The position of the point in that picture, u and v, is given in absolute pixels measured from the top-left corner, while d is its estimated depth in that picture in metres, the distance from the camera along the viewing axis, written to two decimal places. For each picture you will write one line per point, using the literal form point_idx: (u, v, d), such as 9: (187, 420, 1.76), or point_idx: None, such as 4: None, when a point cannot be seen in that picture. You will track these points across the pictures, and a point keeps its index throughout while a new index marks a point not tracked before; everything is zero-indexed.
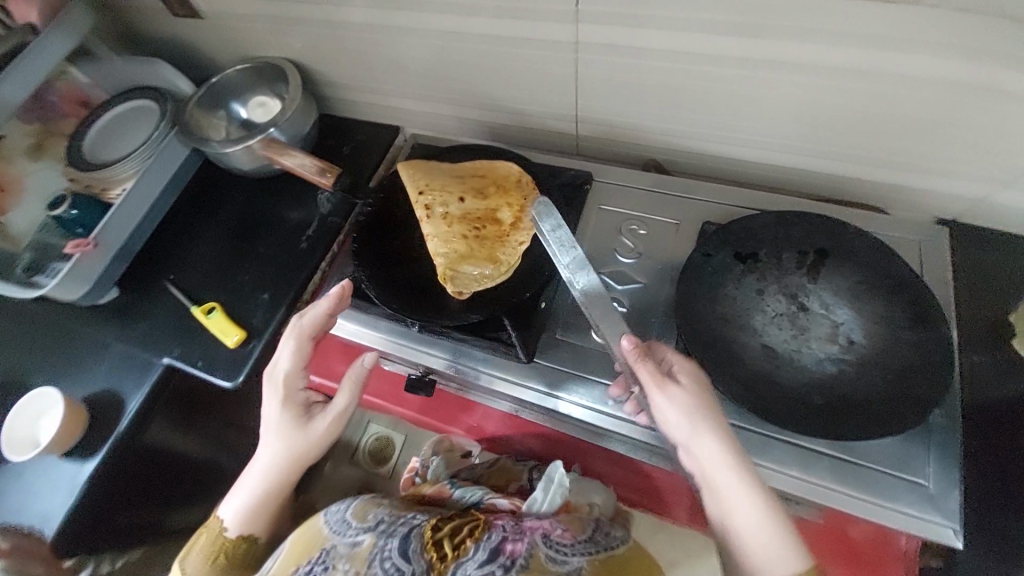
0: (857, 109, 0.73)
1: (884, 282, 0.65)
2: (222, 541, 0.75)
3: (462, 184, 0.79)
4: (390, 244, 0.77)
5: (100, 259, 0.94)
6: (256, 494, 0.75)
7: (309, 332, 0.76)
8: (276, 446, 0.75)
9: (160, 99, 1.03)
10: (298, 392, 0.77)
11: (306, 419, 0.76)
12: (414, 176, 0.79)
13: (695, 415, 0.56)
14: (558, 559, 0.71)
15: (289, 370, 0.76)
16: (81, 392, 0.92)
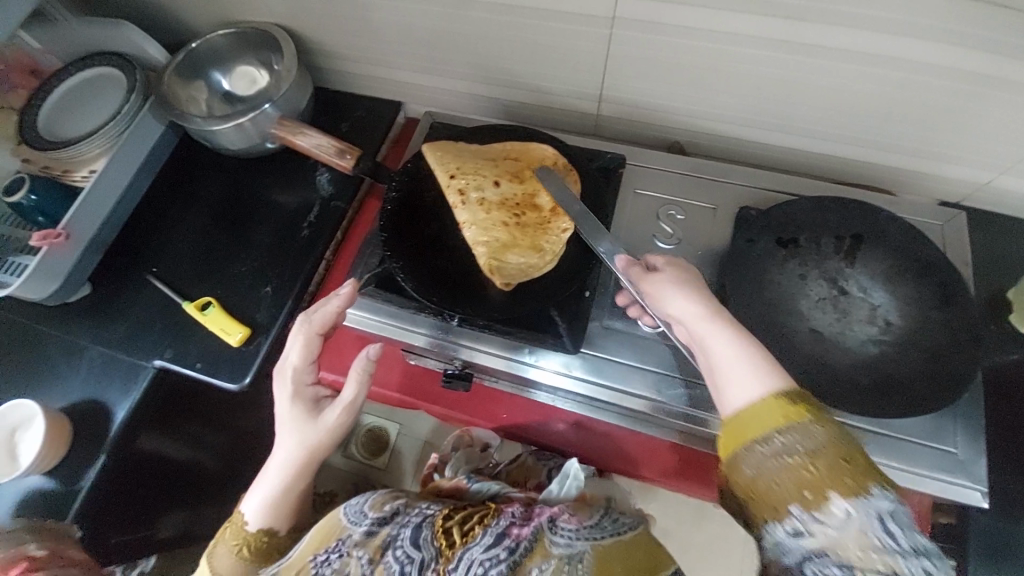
0: (885, 96, 0.74)
1: (914, 265, 0.67)
2: (246, 535, 0.68)
3: (494, 167, 0.77)
4: (422, 233, 0.73)
5: (71, 251, 0.83)
6: (270, 493, 0.67)
7: (320, 328, 0.69)
8: (287, 443, 0.67)
9: (129, 68, 0.91)
10: (307, 388, 0.70)
11: (319, 412, 0.69)
12: (443, 158, 0.76)
13: (679, 283, 0.58)
14: (559, 541, 0.64)
15: (297, 367, 0.69)
16: (59, 402, 0.82)
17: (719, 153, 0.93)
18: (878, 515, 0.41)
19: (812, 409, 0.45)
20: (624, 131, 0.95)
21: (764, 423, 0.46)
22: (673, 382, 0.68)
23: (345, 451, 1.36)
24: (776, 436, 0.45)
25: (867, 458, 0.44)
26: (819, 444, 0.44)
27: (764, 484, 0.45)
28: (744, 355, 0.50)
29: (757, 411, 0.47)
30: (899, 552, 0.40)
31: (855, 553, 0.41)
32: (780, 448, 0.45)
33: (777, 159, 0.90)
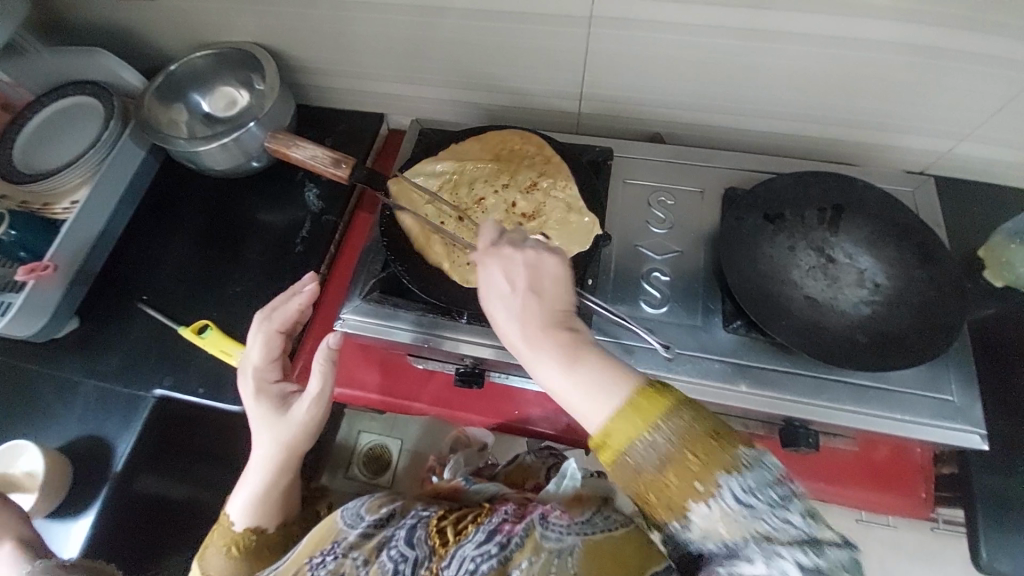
0: (848, 75, 0.79)
1: (893, 230, 0.71)
2: (230, 535, 0.67)
3: (524, 151, 0.77)
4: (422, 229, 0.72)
5: (57, 283, 0.81)
6: (251, 494, 0.67)
7: (280, 325, 0.71)
8: (259, 442, 0.67)
9: (104, 95, 0.90)
10: (271, 384, 0.69)
11: (287, 408, 0.67)
12: (482, 143, 0.79)
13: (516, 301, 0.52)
14: (551, 536, 0.63)
15: (259, 363, 0.69)
16: (54, 442, 0.79)
17: (699, 141, 0.96)
18: (732, 498, 0.43)
19: (653, 415, 0.46)
20: (606, 127, 0.98)
21: (620, 442, 0.46)
22: (686, 361, 0.69)
23: (346, 471, 1.35)
24: (628, 452, 0.46)
25: (715, 439, 0.44)
26: (666, 451, 0.45)
27: (641, 499, 0.47)
28: (579, 380, 0.48)
29: (607, 428, 0.47)
30: (759, 515, 0.42)
31: (727, 531, 0.43)
32: (636, 465, 0.46)
33: (754, 143, 0.94)
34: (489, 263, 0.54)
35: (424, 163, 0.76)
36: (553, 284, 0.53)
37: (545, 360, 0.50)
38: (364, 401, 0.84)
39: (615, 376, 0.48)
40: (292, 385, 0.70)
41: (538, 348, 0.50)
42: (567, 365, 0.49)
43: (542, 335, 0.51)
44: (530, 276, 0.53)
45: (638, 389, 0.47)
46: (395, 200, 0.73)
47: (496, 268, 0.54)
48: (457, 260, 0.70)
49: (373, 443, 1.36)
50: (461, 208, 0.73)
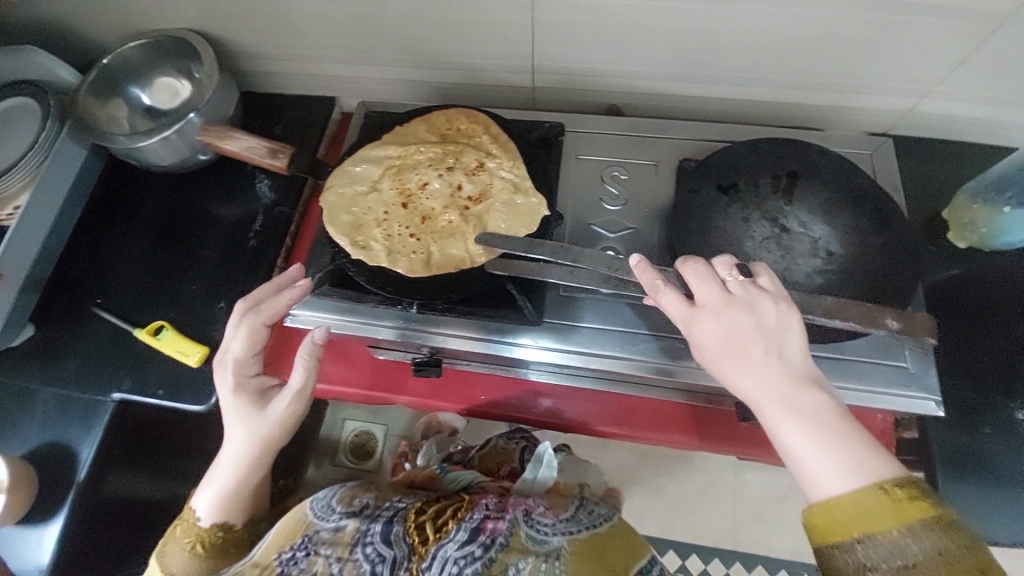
0: (805, 35, 0.75)
1: (848, 195, 0.70)
2: (195, 531, 0.65)
3: (470, 131, 0.75)
4: (365, 217, 0.70)
5: (5, 292, 0.79)
6: (223, 487, 0.65)
7: (267, 320, 0.66)
8: (235, 437, 0.65)
9: (39, 92, 0.86)
10: (250, 379, 0.67)
11: (265, 405, 0.66)
12: (428, 123, 0.76)
13: (739, 353, 0.51)
14: (537, 538, 0.66)
15: (240, 356, 0.66)
16: (17, 452, 0.78)
17: (660, 111, 0.93)
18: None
19: (911, 521, 0.43)
20: (561, 101, 0.95)
21: (853, 525, 0.45)
22: (640, 339, 0.69)
23: (333, 460, 1.36)
24: (863, 541, 0.44)
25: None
26: (912, 559, 0.43)
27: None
28: (828, 445, 0.47)
29: (839, 505, 0.45)
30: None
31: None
32: (866, 558, 0.44)
33: (714, 111, 0.92)
34: (708, 318, 0.52)
35: (369, 148, 0.74)
36: (787, 340, 0.52)
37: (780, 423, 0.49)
38: (328, 392, 0.83)
39: (865, 452, 0.47)
40: (271, 381, 0.68)
41: (778, 407, 0.49)
42: (811, 429, 0.48)
43: (781, 395, 0.49)
44: (757, 332, 0.51)
45: (901, 487, 0.45)
46: (338, 188, 0.71)
47: (713, 322, 0.52)
48: (397, 247, 0.68)
49: (358, 431, 1.37)
50: (406, 195, 0.72)
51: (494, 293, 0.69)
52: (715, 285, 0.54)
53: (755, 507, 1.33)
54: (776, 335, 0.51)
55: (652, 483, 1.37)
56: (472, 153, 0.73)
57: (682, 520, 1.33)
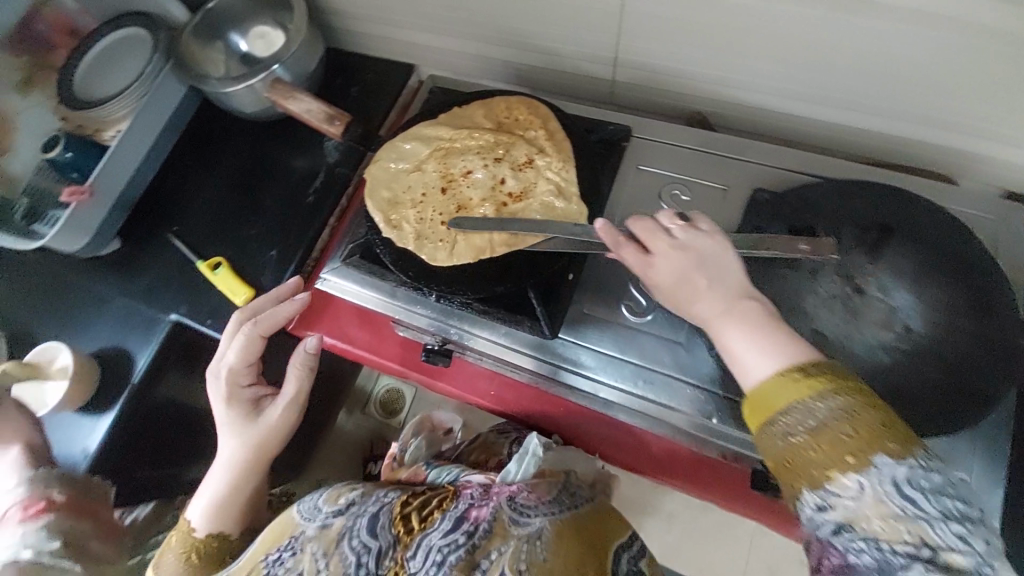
0: (949, 67, 0.62)
1: (948, 266, 0.58)
2: (192, 541, 0.71)
3: (527, 122, 0.71)
4: (403, 196, 0.70)
5: (98, 207, 0.88)
6: (216, 493, 0.71)
7: (263, 331, 0.73)
8: (227, 446, 0.72)
9: (154, 28, 0.94)
10: (243, 389, 0.73)
11: (260, 414, 0.72)
12: (487, 110, 0.73)
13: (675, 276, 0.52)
14: (519, 521, 0.63)
15: (234, 366, 0.73)
16: (89, 347, 0.89)
17: (750, 127, 0.83)
18: (893, 485, 0.38)
19: (820, 386, 0.42)
20: (641, 101, 0.87)
21: (771, 402, 0.44)
22: (655, 375, 0.66)
23: (362, 409, 1.43)
24: (783, 414, 0.43)
25: (889, 425, 0.40)
26: (825, 419, 0.41)
27: (776, 462, 0.43)
28: (755, 338, 0.47)
29: (759, 389, 0.45)
30: (925, 519, 0.37)
31: (881, 526, 0.38)
32: (785, 429, 0.42)
33: (814, 136, 0.80)
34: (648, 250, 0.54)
35: (423, 126, 0.73)
36: (726, 263, 0.52)
37: (725, 337, 0.49)
38: (351, 356, 0.86)
39: (785, 343, 0.46)
40: (265, 391, 0.75)
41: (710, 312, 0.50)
42: (741, 329, 0.48)
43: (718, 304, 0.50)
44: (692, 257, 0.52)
45: (813, 363, 0.44)
46: (384, 162, 0.72)
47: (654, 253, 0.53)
48: (426, 229, 0.68)
49: (390, 386, 1.43)
50: (447, 179, 0.70)
51: (517, 296, 0.68)
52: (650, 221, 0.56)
53: (772, 564, 1.23)
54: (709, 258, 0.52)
55: (665, 510, 1.30)
56: (522, 147, 0.69)
57: (689, 555, 1.26)
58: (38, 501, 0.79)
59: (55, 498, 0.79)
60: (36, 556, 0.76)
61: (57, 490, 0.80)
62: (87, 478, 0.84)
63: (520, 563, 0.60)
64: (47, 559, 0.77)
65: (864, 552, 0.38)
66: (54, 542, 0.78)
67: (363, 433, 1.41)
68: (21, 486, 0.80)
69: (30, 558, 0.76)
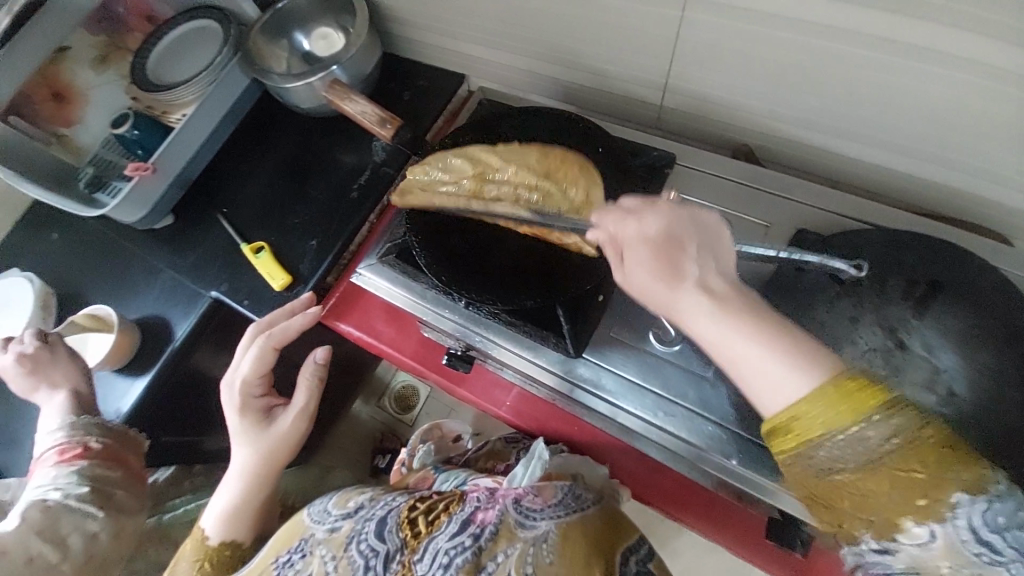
0: (1019, 126, 0.59)
1: (1001, 331, 0.55)
2: (205, 550, 0.74)
3: (576, 180, 0.67)
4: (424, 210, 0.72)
5: (158, 183, 0.93)
6: (232, 497, 0.75)
7: (275, 343, 0.74)
8: (240, 453, 0.75)
9: (225, 21, 0.99)
10: (254, 399, 0.76)
11: (272, 421, 0.76)
12: (541, 152, 0.69)
13: (672, 275, 0.46)
14: (526, 524, 0.62)
15: (246, 377, 0.75)
16: (134, 313, 0.94)
17: (796, 163, 0.82)
18: (969, 531, 0.38)
19: (869, 414, 0.39)
20: (687, 127, 0.87)
21: (810, 433, 0.41)
22: (676, 409, 0.64)
23: (378, 401, 1.45)
24: (826, 444, 0.40)
25: (950, 449, 0.39)
26: (878, 455, 0.39)
27: (824, 497, 0.43)
28: (767, 348, 0.43)
29: (790, 418, 0.42)
30: (1000, 560, 0.37)
31: (949, 569, 0.39)
32: (834, 463, 0.41)
33: (865, 179, 0.78)
34: (642, 245, 0.48)
35: (478, 150, 0.72)
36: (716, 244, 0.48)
37: (704, 321, 0.45)
38: (377, 350, 0.88)
39: (801, 349, 0.43)
40: (275, 400, 0.78)
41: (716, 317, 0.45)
42: (755, 335, 0.44)
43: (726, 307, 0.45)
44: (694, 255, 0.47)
45: (849, 377, 0.40)
46: (423, 169, 0.73)
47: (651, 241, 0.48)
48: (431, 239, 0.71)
49: (407, 383, 1.44)
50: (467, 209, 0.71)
51: (544, 311, 0.68)
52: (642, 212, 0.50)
53: None
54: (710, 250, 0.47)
55: (669, 544, 1.27)
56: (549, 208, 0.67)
57: None
58: (74, 447, 0.87)
59: (91, 445, 0.86)
60: (63, 498, 0.86)
61: (94, 438, 0.86)
62: (124, 429, 0.89)
63: (527, 564, 0.59)
64: (73, 502, 0.87)
65: None
66: (82, 487, 0.88)
67: (376, 425, 1.43)
68: (60, 430, 0.87)
69: (59, 500, 0.86)
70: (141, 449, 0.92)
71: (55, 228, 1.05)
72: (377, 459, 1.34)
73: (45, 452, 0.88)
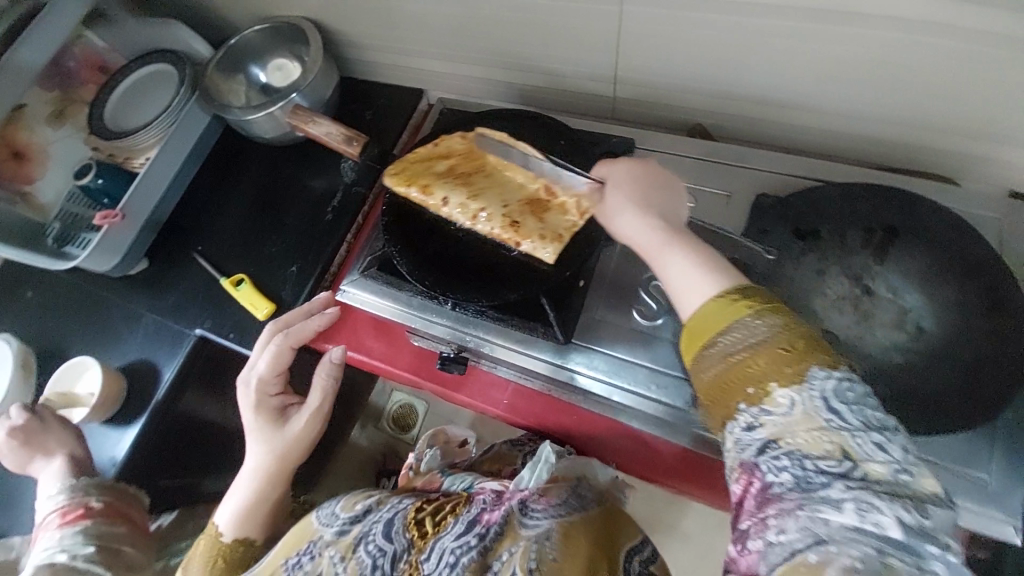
0: (939, 72, 0.63)
1: (958, 265, 0.59)
2: (219, 545, 0.74)
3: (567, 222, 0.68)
4: (430, 170, 0.76)
5: (129, 229, 0.92)
6: (244, 500, 0.74)
7: (293, 343, 0.74)
8: (257, 451, 0.74)
9: (179, 63, 0.99)
10: (272, 397, 0.75)
11: (285, 420, 0.75)
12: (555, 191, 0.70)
13: (638, 200, 0.56)
14: (528, 524, 0.64)
15: (265, 375, 0.74)
16: (118, 361, 0.93)
17: (749, 137, 0.85)
18: (822, 398, 0.40)
19: (756, 305, 0.44)
20: (641, 115, 0.90)
21: (712, 324, 0.45)
22: (668, 379, 0.67)
23: (375, 424, 1.44)
24: (722, 335, 0.45)
25: (816, 343, 0.42)
26: (761, 338, 0.43)
27: (716, 383, 0.45)
28: (687, 259, 0.50)
29: (699, 313, 0.47)
30: (848, 429, 0.39)
31: (806, 438, 0.39)
32: (725, 348, 0.44)
33: (812, 143, 0.82)
34: (613, 179, 0.59)
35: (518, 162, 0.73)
36: (681, 198, 0.58)
37: (649, 232, 0.53)
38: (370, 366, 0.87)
39: (719, 269, 0.48)
40: (292, 399, 0.77)
41: (657, 233, 0.53)
42: (683, 249, 0.51)
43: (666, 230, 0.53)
44: (655, 192, 0.57)
45: (744, 287, 0.46)
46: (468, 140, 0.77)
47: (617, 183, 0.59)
48: (416, 185, 0.75)
49: (403, 402, 1.44)
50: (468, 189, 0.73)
51: (529, 303, 0.70)
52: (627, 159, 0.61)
53: None
54: (674, 195, 0.57)
55: (681, 526, 1.27)
56: (528, 230, 0.69)
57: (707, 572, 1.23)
58: (77, 508, 0.85)
59: (93, 504, 0.85)
60: (71, 560, 0.84)
61: (96, 497, 0.85)
62: (123, 487, 0.88)
63: (531, 561, 0.60)
64: (81, 563, 0.84)
65: (785, 469, 0.39)
66: (89, 546, 0.85)
67: (377, 449, 1.42)
68: (60, 494, 0.85)
69: (65, 562, 0.83)
70: (142, 503, 0.91)
71: (27, 286, 1.03)
72: (382, 481, 1.33)
73: (47, 517, 0.87)
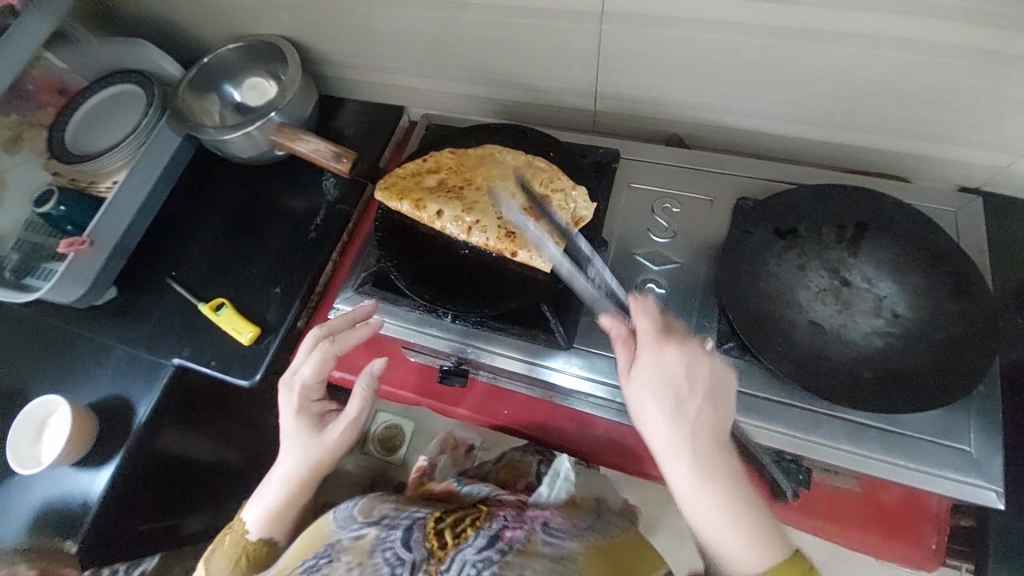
0: (891, 81, 0.70)
1: (922, 254, 0.65)
2: (244, 543, 0.68)
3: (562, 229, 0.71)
4: (422, 184, 0.77)
5: (96, 257, 0.87)
6: (272, 502, 0.69)
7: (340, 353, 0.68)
8: (291, 454, 0.69)
9: (147, 83, 0.96)
10: (314, 403, 0.71)
11: (324, 428, 0.70)
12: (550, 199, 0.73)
13: (671, 407, 0.52)
14: (551, 543, 0.63)
15: (309, 381, 0.69)
16: (87, 397, 0.87)
17: (723, 146, 0.90)
18: None
19: None
20: (621, 127, 0.94)
21: None
22: None
23: (362, 448, 1.40)
24: None
25: None
26: None
27: None
28: (720, 508, 0.51)
29: None
30: None
31: None
32: None
33: (781, 149, 0.87)
34: (645, 372, 0.53)
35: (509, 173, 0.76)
36: (722, 400, 0.53)
37: (681, 467, 0.51)
38: None
39: (752, 526, 0.51)
40: (332, 406, 0.73)
41: (688, 463, 0.51)
42: (712, 484, 0.51)
43: (700, 459, 0.51)
44: (688, 396, 0.52)
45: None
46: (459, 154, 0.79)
47: (652, 383, 0.53)
48: (409, 199, 0.75)
49: (389, 423, 1.40)
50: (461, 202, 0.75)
51: (529, 310, 0.71)
52: (669, 338, 0.54)
53: None
54: (715, 399, 0.53)
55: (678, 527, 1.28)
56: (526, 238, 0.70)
57: None
58: None
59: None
60: None
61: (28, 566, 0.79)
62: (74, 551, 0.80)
63: None
64: None
65: None
66: None
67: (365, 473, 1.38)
68: None
69: None
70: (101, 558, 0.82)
71: None
72: None
73: None
